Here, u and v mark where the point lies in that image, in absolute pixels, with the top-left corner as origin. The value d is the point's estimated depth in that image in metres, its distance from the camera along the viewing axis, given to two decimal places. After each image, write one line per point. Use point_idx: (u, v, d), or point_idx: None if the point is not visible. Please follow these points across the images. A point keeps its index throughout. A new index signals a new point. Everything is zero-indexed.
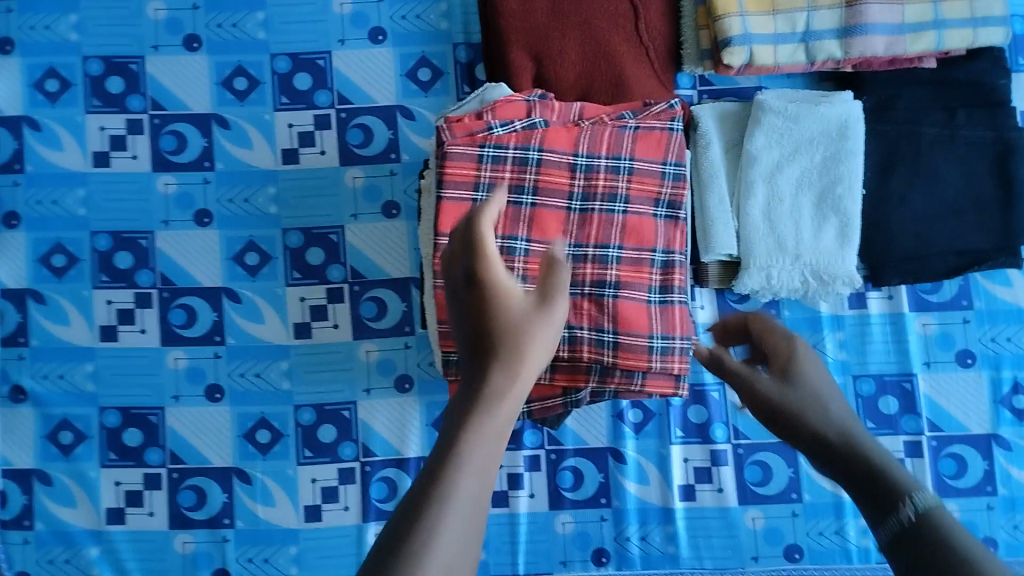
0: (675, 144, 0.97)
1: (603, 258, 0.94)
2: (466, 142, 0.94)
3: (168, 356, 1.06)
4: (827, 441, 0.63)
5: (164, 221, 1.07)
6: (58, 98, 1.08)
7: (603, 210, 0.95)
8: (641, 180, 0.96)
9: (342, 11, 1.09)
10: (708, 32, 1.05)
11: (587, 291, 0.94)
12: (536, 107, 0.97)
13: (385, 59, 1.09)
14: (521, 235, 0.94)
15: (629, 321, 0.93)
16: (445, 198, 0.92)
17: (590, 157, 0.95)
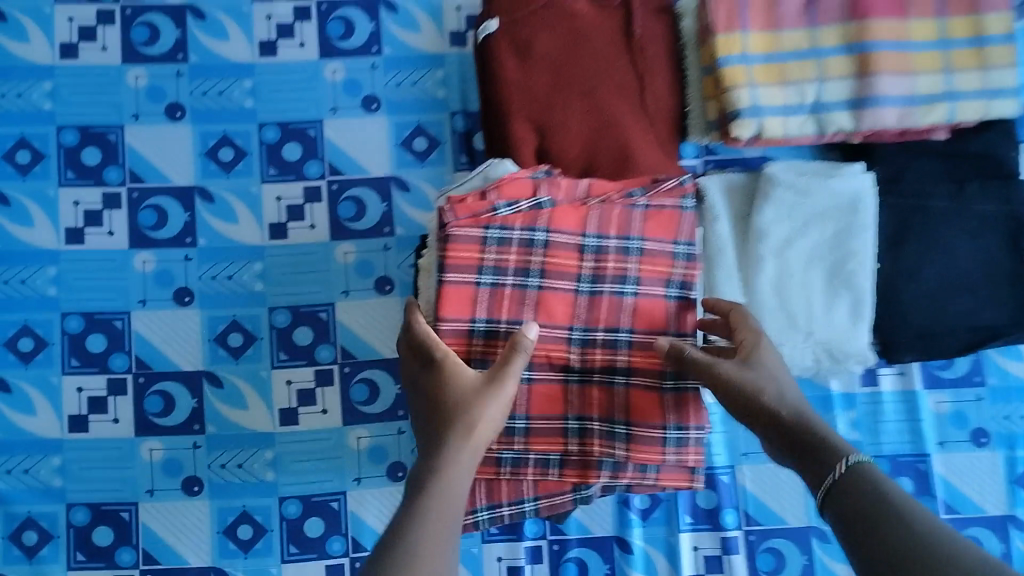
0: (686, 221, 0.91)
1: (613, 342, 0.88)
2: (470, 223, 0.87)
3: (142, 447, 0.98)
4: (778, 416, 0.78)
5: (141, 301, 1.00)
6: (29, 170, 1.02)
7: (614, 292, 0.88)
8: (652, 260, 0.90)
9: (335, 78, 1.04)
10: (715, 103, 0.97)
11: (597, 379, 0.88)
12: (542, 185, 0.90)
13: (380, 129, 1.03)
14: (527, 319, 0.87)
15: (641, 412, 0.87)
16: (447, 282, 0.86)
17: (600, 237, 0.89)
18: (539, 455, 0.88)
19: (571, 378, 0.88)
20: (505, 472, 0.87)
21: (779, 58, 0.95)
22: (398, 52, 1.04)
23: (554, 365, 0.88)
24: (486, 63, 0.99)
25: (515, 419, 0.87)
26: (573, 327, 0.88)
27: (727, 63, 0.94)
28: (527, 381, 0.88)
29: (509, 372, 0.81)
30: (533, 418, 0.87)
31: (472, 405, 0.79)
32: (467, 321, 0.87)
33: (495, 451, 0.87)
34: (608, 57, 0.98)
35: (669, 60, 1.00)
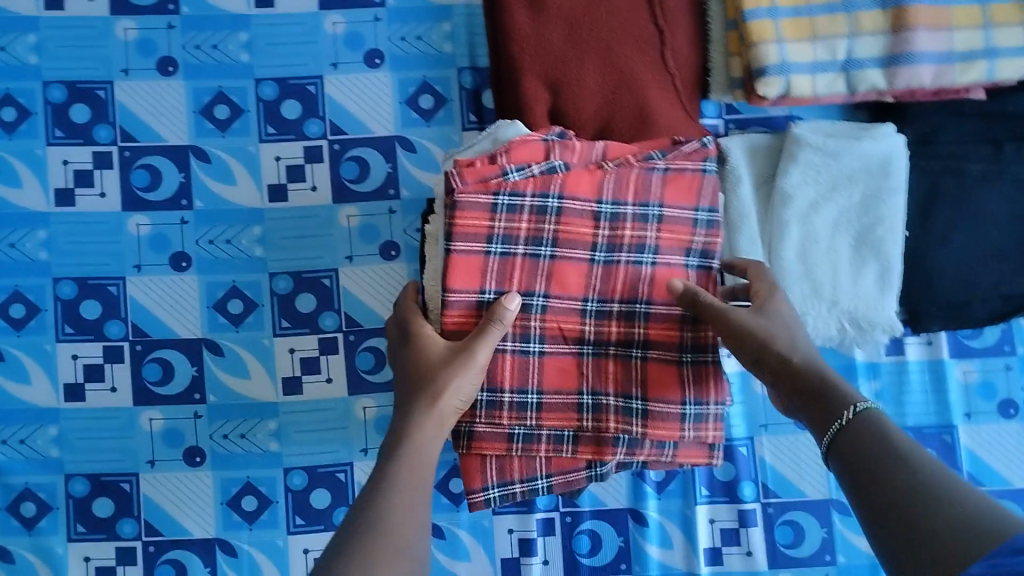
0: (708, 188, 0.87)
1: (630, 314, 0.86)
2: (479, 191, 0.82)
3: (141, 417, 0.96)
4: (792, 362, 0.75)
5: (137, 266, 0.97)
6: (15, 128, 0.97)
7: (630, 261, 0.85)
8: (670, 228, 0.86)
9: (336, 31, 0.98)
10: (739, 59, 0.93)
11: (612, 351, 0.86)
12: (555, 149, 0.86)
13: (383, 86, 0.98)
14: (539, 290, 0.84)
15: (659, 386, 0.85)
16: (455, 252, 0.83)
17: (616, 204, 0.85)
18: (552, 430, 0.86)
19: (585, 350, 0.86)
20: (518, 449, 0.86)
21: (808, 12, 0.89)
22: (401, 4, 0.99)
23: (567, 337, 0.85)
24: (495, 15, 0.94)
25: (527, 394, 0.85)
26: (588, 298, 0.85)
27: (753, 17, 0.89)
28: (538, 354, 0.85)
29: (482, 334, 0.81)
30: (545, 392, 0.85)
31: (440, 373, 0.80)
32: (477, 292, 0.83)
33: (507, 427, 0.85)
34: (627, 9, 0.92)
35: (690, 13, 0.94)
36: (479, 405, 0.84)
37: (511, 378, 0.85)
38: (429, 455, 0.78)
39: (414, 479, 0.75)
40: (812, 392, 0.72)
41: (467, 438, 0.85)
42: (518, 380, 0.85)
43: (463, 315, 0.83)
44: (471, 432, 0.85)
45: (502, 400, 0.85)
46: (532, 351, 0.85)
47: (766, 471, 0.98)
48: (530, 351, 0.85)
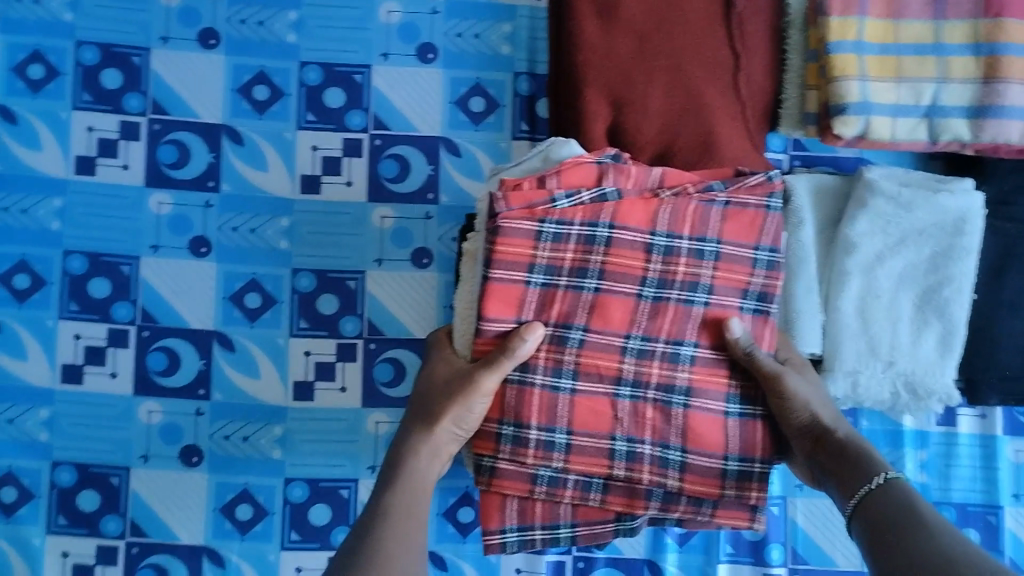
0: (772, 226, 0.77)
1: (674, 357, 0.77)
2: (523, 216, 0.74)
3: (140, 408, 0.89)
4: (830, 433, 0.74)
5: (153, 246, 0.90)
6: (41, 87, 0.91)
7: (681, 300, 0.76)
8: (727, 268, 0.77)
9: (390, 20, 0.92)
10: (818, 93, 0.86)
11: (652, 396, 0.77)
12: (609, 171, 0.78)
13: (434, 83, 0.92)
14: (578, 323, 0.76)
15: (701, 440, 0.77)
16: (492, 279, 0.75)
17: (670, 237, 0.76)
18: (580, 476, 0.78)
19: (622, 391, 0.77)
20: (541, 493, 0.78)
21: (896, 50, 0.83)
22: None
23: (603, 376, 0.76)
24: (561, 18, 0.87)
25: (555, 434, 0.76)
26: (630, 336, 0.76)
27: (836, 50, 0.82)
28: (569, 392, 0.76)
29: (491, 363, 0.74)
30: (575, 433, 0.76)
31: (444, 400, 0.75)
32: (514, 322, 0.75)
33: (530, 467, 0.77)
34: (703, 28, 0.86)
35: (768, 36, 0.89)
36: (503, 440, 0.77)
37: (538, 415, 0.76)
38: (424, 482, 0.75)
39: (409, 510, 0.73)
40: (847, 461, 0.71)
41: (487, 475, 0.78)
42: (546, 417, 0.76)
43: (487, 345, 0.75)
44: (493, 468, 0.77)
45: (528, 437, 0.76)
46: (562, 388, 0.76)
47: (796, 536, 0.91)
48: (562, 388, 0.76)
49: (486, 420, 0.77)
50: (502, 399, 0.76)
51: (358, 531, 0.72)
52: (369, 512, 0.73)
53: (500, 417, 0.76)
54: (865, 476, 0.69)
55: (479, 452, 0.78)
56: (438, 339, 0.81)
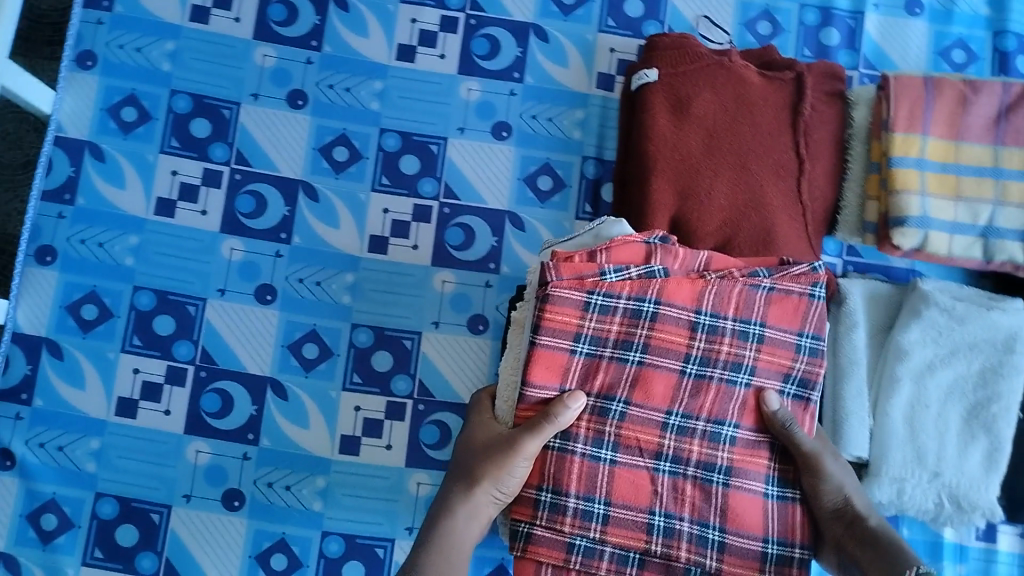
0: (815, 314, 0.78)
1: (715, 436, 0.76)
2: (573, 287, 0.74)
3: (188, 447, 0.90)
4: (864, 520, 0.76)
5: (220, 290, 0.93)
6: (132, 129, 0.94)
7: (724, 378, 0.76)
8: (771, 350, 0.77)
9: (469, 97, 0.97)
10: (877, 204, 0.91)
11: (691, 472, 0.76)
12: (658, 251, 0.76)
13: (506, 159, 0.97)
14: (619, 396, 0.75)
15: (741, 520, 0.76)
16: (539, 344, 0.73)
17: (715, 316, 0.76)
18: (616, 548, 0.76)
19: (660, 466, 0.76)
20: (576, 561, 0.75)
21: (955, 170, 0.88)
22: (539, 82, 0.98)
23: (642, 450, 0.76)
24: (637, 113, 0.92)
25: (593, 503, 0.75)
26: (671, 413, 0.76)
27: (899, 164, 0.87)
28: (609, 463, 0.75)
29: (532, 427, 0.72)
30: (613, 505, 0.75)
31: (483, 459, 0.74)
32: (558, 389, 0.75)
33: (567, 535, 0.75)
34: (773, 133, 0.90)
35: (834, 145, 0.93)
36: (540, 506, 0.75)
37: (577, 484, 0.75)
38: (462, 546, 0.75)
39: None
40: (877, 551, 0.74)
41: (522, 541, 0.76)
42: (585, 486, 0.75)
43: (529, 410, 0.74)
44: (528, 534, 0.75)
45: (566, 504, 0.75)
46: (603, 458, 0.75)
47: None
48: (602, 457, 0.75)
49: (523, 484, 0.75)
50: (543, 465, 0.75)
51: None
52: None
53: (538, 482, 0.75)
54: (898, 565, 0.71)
55: (516, 517, 0.76)
56: (482, 401, 0.81)
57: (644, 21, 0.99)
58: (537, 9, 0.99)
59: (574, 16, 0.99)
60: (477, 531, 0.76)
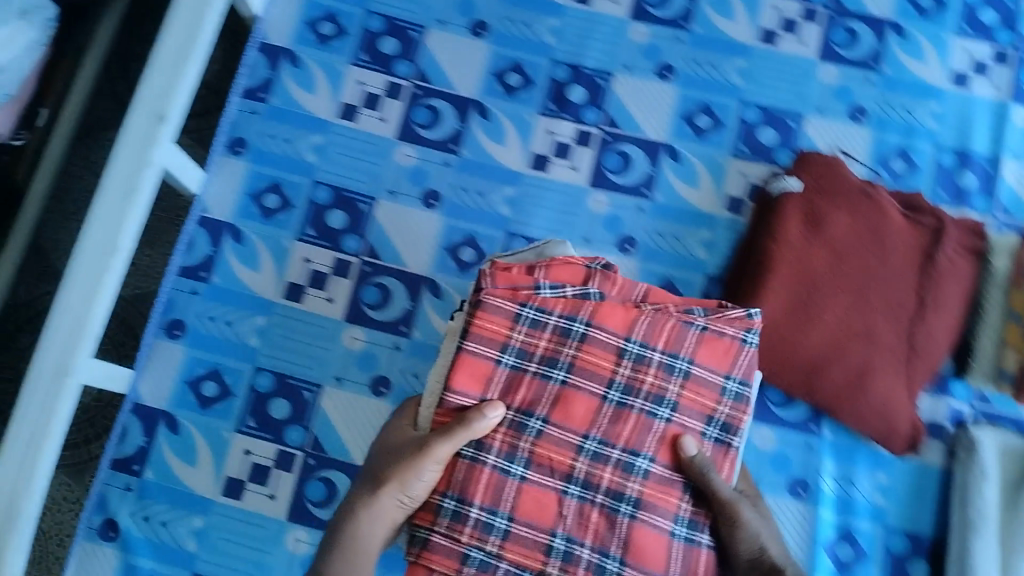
0: (746, 359, 0.75)
1: (628, 466, 0.72)
2: (507, 297, 0.74)
3: (288, 536, 0.89)
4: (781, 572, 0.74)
5: (337, 378, 0.93)
6: (272, 215, 0.97)
7: (645, 409, 0.73)
8: (695, 389, 0.74)
9: (598, 209, 0.99)
10: (1016, 355, 0.88)
11: (600, 499, 0.71)
12: (596, 274, 0.76)
13: (630, 272, 0.98)
14: (538, 413, 0.72)
15: (643, 553, 0.70)
16: (465, 349, 0.73)
17: (644, 346, 0.74)
18: (511, 567, 0.70)
19: (570, 489, 0.72)
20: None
21: None
22: (668, 200, 1.00)
23: (554, 471, 0.71)
24: (766, 217, 0.94)
25: (496, 517, 0.70)
26: (588, 437, 0.72)
27: None
28: (518, 478, 0.71)
29: (446, 431, 0.70)
30: (516, 521, 0.70)
31: (392, 466, 0.72)
32: (477, 399, 0.73)
33: (463, 547, 0.70)
34: (900, 272, 0.90)
35: (963, 298, 0.91)
36: (442, 513, 0.71)
37: (483, 494, 0.70)
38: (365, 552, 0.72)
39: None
40: None
41: (419, 546, 0.71)
42: (489, 498, 0.70)
43: (446, 415, 0.72)
44: (426, 540, 0.70)
45: (467, 514, 0.70)
46: (512, 473, 0.71)
47: None
48: (511, 473, 0.71)
49: (429, 490, 0.71)
50: (451, 475, 0.71)
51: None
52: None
53: (442, 488, 0.71)
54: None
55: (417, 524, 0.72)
56: (407, 410, 0.79)
57: (778, 149, 1.01)
58: (672, 130, 1.02)
59: (707, 139, 1.02)
60: (381, 539, 0.73)
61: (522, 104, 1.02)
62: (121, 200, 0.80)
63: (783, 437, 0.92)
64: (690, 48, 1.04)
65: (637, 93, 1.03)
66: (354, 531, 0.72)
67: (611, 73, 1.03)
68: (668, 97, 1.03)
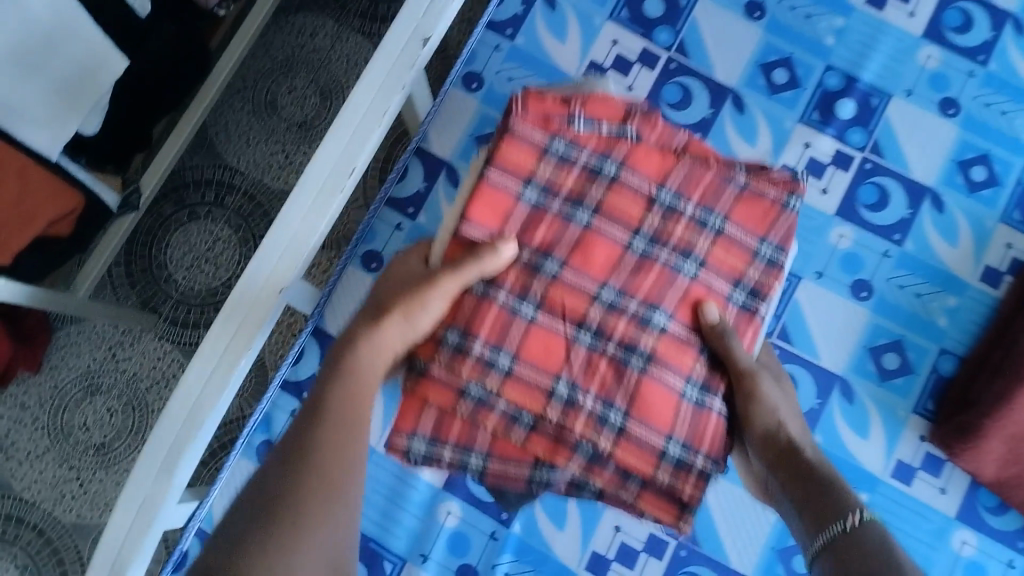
0: (785, 224, 0.65)
1: (646, 319, 0.63)
2: (535, 126, 0.63)
3: (440, 506, 0.85)
4: (800, 453, 0.62)
5: None
6: None
7: (670, 262, 0.64)
8: (726, 248, 0.64)
9: (839, 244, 0.90)
10: None
11: (610, 350, 0.62)
12: (635, 113, 0.65)
13: (855, 322, 0.88)
14: (556, 257, 0.63)
15: (648, 410, 0.62)
16: (485, 178, 0.62)
17: (677, 197, 0.64)
18: (509, 407, 0.61)
19: (580, 336, 0.62)
20: (463, 413, 0.61)
21: None
22: (918, 252, 0.89)
23: (565, 315, 0.62)
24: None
25: (499, 355, 0.61)
26: (605, 287, 0.63)
27: None
28: (527, 320, 0.62)
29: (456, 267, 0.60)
30: (519, 363, 0.61)
31: (396, 298, 0.62)
32: (494, 234, 0.62)
33: (463, 380, 0.61)
34: None
35: None
36: (442, 347, 0.61)
37: (490, 331, 0.61)
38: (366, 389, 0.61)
39: (324, 492, 0.56)
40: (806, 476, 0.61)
41: (414, 377, 0.62)
42: (495, 335, 0.61)
43: (457, 248, 0.62)
44: (421, 372, 0.61)
45: (470, 350, 0.61)
46: (521, 313, 0.62)
47: None
48: (518, 312, 0.62)
49: (433, 323, 0.62)
50: (455, 305, 0.62)
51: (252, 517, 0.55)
52: (275, 484, 0.56)
53: (444, 320, 0.62)
54: (824, 523, 0.57)
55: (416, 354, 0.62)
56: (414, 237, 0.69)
57: None
58: (941, 175, 0.91)
59: (978, 195, 0.91)
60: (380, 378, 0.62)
61: (784, 106, 0.93)
62: (364, 116, 0.69)
63: (986, 546, 0.83)
64: (980, 87, 0.92)
65: (913, 124, 0.92)
66: (354, 359, 0.61)
67: (889, 93, 0.93)
68: (945, 136, 0.92)
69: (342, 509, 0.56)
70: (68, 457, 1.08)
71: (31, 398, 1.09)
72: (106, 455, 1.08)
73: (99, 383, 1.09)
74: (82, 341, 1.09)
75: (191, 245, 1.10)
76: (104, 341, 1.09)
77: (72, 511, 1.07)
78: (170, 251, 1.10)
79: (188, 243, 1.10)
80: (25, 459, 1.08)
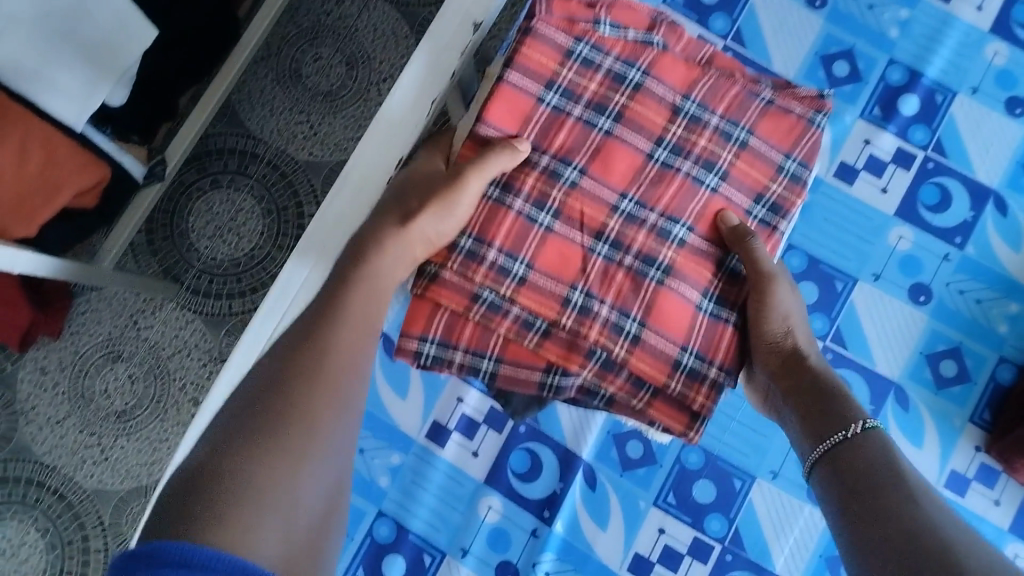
0: (812, 140, 0.63)
1: (664, 234, 0.61)
2: (559, 28, 0.61)
3: (481, 502, 0.84)
4: (803, 359, 0.61)
5: None
6: None
7: (691, 173, 0.62)
8: (750, 162, 0.63)
9: (897, 246, 0.87)
10: None
11: (628, 262, 0.61)
12: (662, 23, 0.64)
13: (911, 326, 0.86)
14: (576, 163, 0.61)
15: (664, 321, 0.60)
16: (504, 80, 0.60)
17: (702, 109, 0.63)
18: (525, 312, 0.60)
19: (597, 248, 0.61)
20: (476, 316, 0.60)
21: None
22: (979, 256, 0.87)
23: (584, 226, 0.61)
24: None
25: (514, 262, 0.60)
26: (624, 198, 0.61)
27: None
28: (544, 228, 0.60)
29: (482, 163, 0.58)
30: (535, 270, 0.60)
31: (422, 196, 0.59)
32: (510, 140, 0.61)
33: (476, 285, 0.60)
34: None
35: None
36: (455, 251, 0.60)
37: (505, 238, 0.60)
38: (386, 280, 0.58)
39: (304, 426, 0.51)
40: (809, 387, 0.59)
41: (425, 280, 0.60)
42: (511, 242, 0.60)
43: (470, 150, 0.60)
44: (434, 274, 0.60)
45: (484, 255, 0.60)
46: (539, 223, 0.60)
47: None
48: (537, 222, 0.60)
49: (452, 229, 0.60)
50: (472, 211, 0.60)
51: (224, 445, 0.49)
52: (255, 410, 0.51)
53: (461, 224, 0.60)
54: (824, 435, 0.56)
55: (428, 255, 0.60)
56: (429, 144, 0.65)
57: None
58: (1006, 177, 0.88)
59: None
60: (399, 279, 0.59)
61: (843, 100, 0.90)
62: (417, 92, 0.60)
63: None
64: None
65: (978, 123, 0.89)
66: (374, 265, 0.58)
67: (954, 90, 0.89)
68: (1008, 135, 0.88)
69: (343, 423, 0.53)
70: (88, 423, 1.02)
71: (50, 362, 1.03)
72: (127, 422, 1.02)
73: (121, 350, 1.03)
74: (103, 308, 1.04)
75: (214, 214, 1.04)
76: (125, 308, 1.04)
77: (93, 477, 1.01)
78: (192, 219, 1.04)
79: (210, 212, 1.04)
80: (42, 427, 1.02)
